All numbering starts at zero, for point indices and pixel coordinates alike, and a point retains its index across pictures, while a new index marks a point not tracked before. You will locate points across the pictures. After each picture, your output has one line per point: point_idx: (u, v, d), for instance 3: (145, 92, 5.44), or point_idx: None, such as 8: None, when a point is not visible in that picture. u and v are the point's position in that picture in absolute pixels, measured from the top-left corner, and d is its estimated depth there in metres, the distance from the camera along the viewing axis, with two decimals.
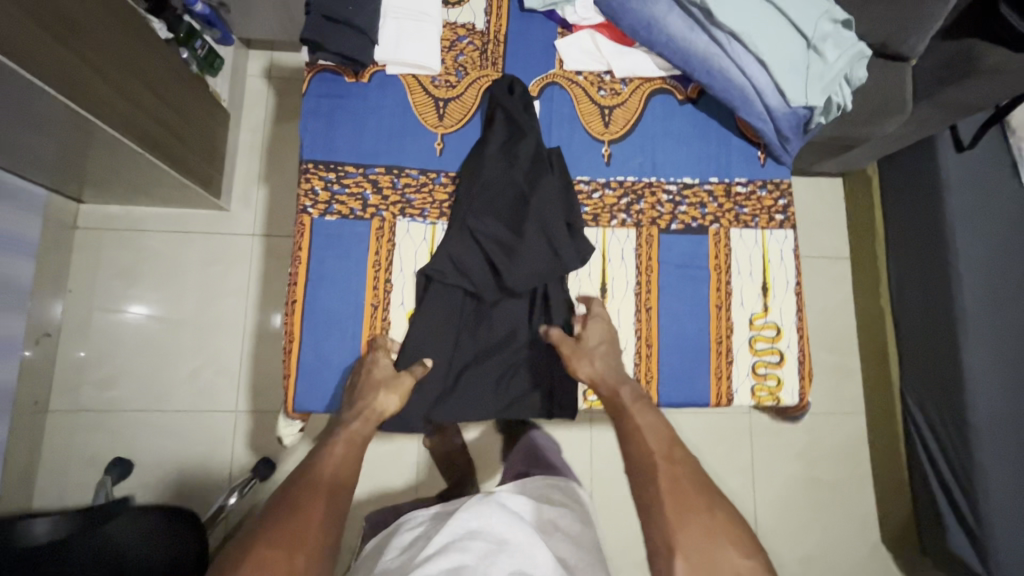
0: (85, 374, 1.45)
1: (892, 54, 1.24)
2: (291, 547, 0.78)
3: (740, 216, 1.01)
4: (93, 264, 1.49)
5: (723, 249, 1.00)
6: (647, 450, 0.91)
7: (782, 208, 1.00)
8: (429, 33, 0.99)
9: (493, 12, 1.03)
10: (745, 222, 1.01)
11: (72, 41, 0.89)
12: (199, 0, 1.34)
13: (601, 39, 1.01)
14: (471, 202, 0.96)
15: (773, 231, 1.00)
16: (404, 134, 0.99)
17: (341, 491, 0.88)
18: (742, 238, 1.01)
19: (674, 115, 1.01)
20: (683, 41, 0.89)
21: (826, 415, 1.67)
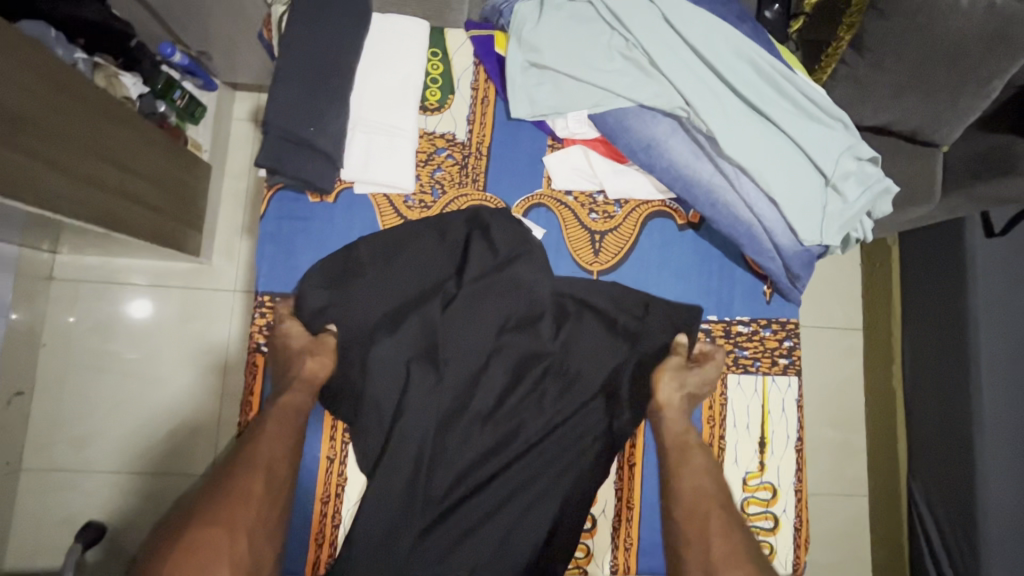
0: (59, 431, 1.41)
1: (921, 141, 1.13)
2: (231, 529, 0.82)
3: (740, 358, 1.04)
4: (69, 315, 1.43)
5: (719, 397, 1.03)
6: (705, 493, 0.92)
7: (786, 351, 1.03)
8: (402, 149, 1.02)
9: (476, 119, 1.05)
10: (745, 366, 1.04)
11: (18, 138, 0.82)
12: (177, 50, 1.25)
13: (595, 155, 1.04)
14: (453, 334, 1.01)
15: (776, 378, 1.03)
16: (384, 253, 1.01)
17: (278, 466, 0.90)
18: (740, 386, 1.03)
19: (675, 244, 1.06)
20: (691, 173, 0.98)
21: (826, 496, 1.58)
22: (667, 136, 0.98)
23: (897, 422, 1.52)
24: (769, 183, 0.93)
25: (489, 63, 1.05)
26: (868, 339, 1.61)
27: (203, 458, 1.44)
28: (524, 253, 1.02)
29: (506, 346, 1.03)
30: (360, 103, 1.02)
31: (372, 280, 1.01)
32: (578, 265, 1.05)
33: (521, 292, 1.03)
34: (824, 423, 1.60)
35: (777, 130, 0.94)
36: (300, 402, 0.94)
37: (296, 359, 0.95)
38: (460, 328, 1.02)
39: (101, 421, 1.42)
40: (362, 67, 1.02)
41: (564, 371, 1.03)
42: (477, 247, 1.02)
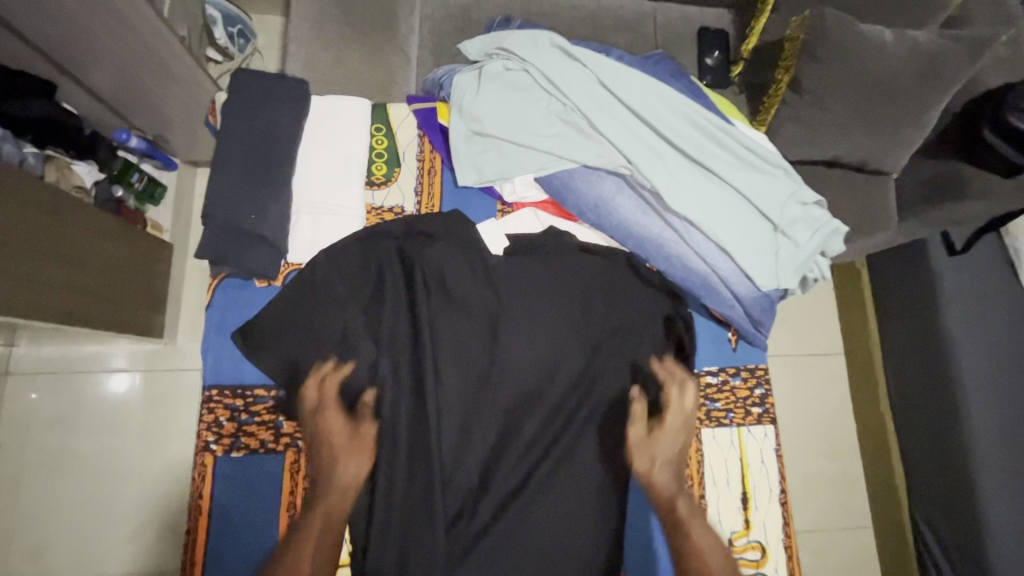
0: (11, 542, 1.29)
1: (872, 170, 1.14)
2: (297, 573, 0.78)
3: (712, 411, 0.98)
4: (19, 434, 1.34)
5: (696, 460, 0.96)
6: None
7: (759, 400, 0.97)
8: (349, 226, 0.99)
9: (424, 190, 1.03)
10: (719, 418, 0.97)
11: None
12: (132, 135, 1.25)
13: (546, 216, 1.02)
14: (391, 425, 0.88)
15: (751, 427, 0.97)
16: (315, 340, 0.91)
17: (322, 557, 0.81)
18: (716, 440, 0.97)
19: (650, 310, 0.97)
20: (639, 229, 0.99)
21: (831, 531, 1.52)
22: (613, 194, 0.99)
23: (891, 450, 1.47)
24: (716, 233, 0.94)
25: (433, 134, 1.05)
26: (851, 367, 1.60)
27: (169, 555, 1.34)
28: (481, 329, 0.95)
29: (463, 430, 0.91)
30: (304, 183, 1.00)
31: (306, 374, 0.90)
32: (540, 339, 0.95)
33: (471, 370, 0.93)
34: (820, 455, 1.55)
35: (720, 181, 0.96)
36: (349, 458, 0.84)
37: (336, 461, 0.84)
38: (406, 412, 0.89)
39: (56, 525, 1.32)
40: (306, 150, 1.01)
41: (536, 451, 0.91)
42: (418, 327, 0.93)
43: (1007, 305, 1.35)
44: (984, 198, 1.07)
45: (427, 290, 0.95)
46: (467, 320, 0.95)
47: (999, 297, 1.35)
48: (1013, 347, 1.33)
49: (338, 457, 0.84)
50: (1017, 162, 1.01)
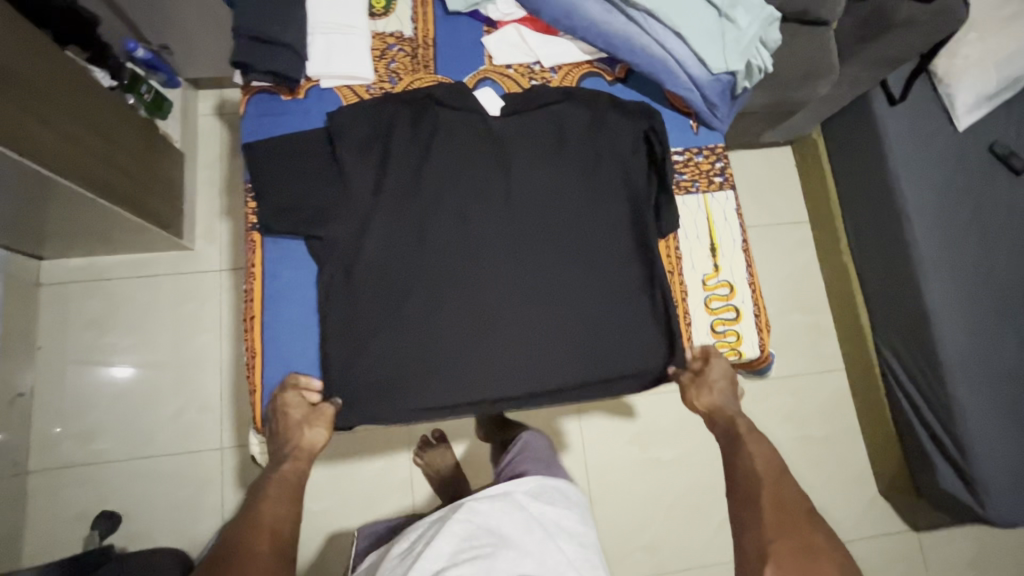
0: (65, 431, 1.41)
1: (813, 20, 1.29)
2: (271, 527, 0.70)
3: (680, 183, 0.93)
4: (58, 342, 1.45)
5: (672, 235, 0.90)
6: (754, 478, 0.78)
7: (720, 170, 0.93)
8: (357, 43, 0.88)
9: (419, 18, 0.92)
10: (685, 189, 0.93)
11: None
12: (140, 45, 1.35)
13: (526, 31, 0.92)
14: (377, 263, 0.82)
15: (715, 194, 0.93)
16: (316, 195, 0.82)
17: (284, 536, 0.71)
18: (684, 206, 0.92)
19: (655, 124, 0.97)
20: (600, 22, 0.88)
21: (807, 376, 1.67)
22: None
23: (854, 293, 1.63)
24: (671, 16, 0.85)
25: None
26: (818, 235, 1.75)
27: (208, 437, 1.45)
28: (497, 194, 0.86)
29: (462, 276, 0.83)
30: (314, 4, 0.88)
31: (303, 231, 0.81)
32: (561, 189, 0.87)
33: (489, 230, 0.85)
34: (793, 310, 1.71)
35: None
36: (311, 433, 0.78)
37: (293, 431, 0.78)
38: (400, 265, 0.82)
39: (103, 414, 1.43)
40: None
41: (556, 307, 0.84)
42: (424, 195, 0.84)
43: (943, 143, 1.49)
44: (906, 25, 1.21)
45: (431, 144, 0.86)
46: (479, 175, 0.86)
47: (937, 137, 1.49)
48: (955, 180, 1.47)
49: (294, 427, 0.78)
50: None
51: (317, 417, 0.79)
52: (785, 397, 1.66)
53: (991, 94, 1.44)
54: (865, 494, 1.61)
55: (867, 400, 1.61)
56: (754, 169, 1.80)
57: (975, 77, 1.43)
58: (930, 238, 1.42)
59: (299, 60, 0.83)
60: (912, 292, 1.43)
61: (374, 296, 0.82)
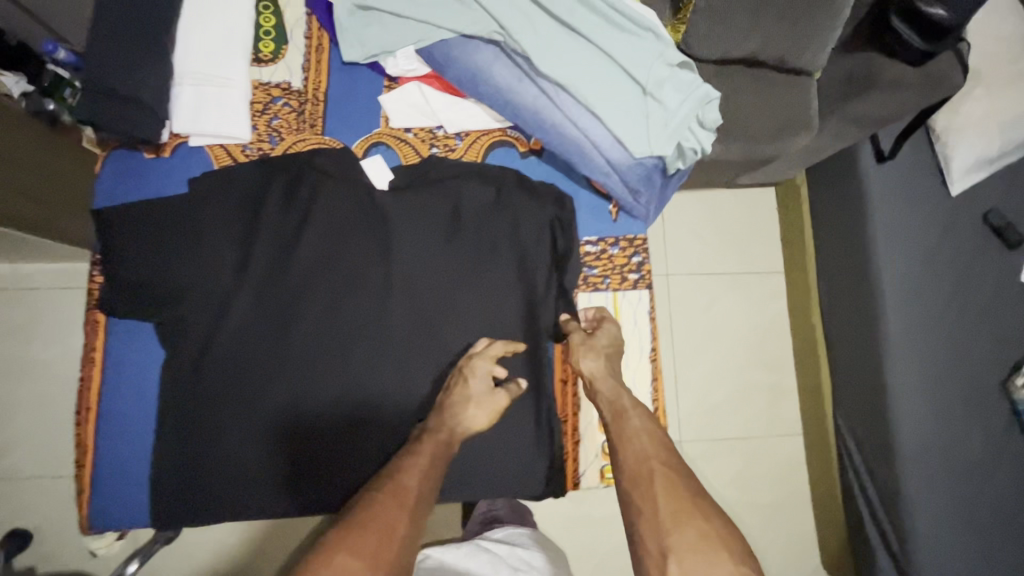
0: None
1: (791, 70, 1.12)
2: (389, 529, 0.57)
3: (590, 278, 0.82)
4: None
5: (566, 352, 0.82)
6: (643, 455, 0.67)
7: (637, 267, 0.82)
8: (233, 100, 0.78)
9: (311, 68, 0.82)
10: (593, 285, 0.82)
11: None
12: None
13: (430, 91, 0.81)
14: (236, 360, 0.74)
15: (627, 292, 0.81)
16: (183, 266, 0.74)
17: (426, 502, 0.63)
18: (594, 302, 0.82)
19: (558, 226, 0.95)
20: (508, 91, 0.77)
21: (761, 440, 1.58)
22: (478, 51, 0.77)
23: (819, 360, 1.52)
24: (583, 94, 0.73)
25: (320, 10, 0.82)
26: (791, 289, 1.63)
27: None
28: (369, 285, 0.78)
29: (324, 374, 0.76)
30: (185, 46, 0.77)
31: (152, 313, 0.73)
32: (427, 312, 0.78)
33: (357, 318, 0.77)
34: (755, 368, 1.61)
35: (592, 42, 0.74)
36: (478, 414, 0.71)
37: (465, 404, 0.71)
38: (249, 355, 0.75)
39: (18, 428, 1.39)
40: (185, 20, 0.77)
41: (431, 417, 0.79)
42: (269, 296, 0.76)
43: (932, 207, 1.33)
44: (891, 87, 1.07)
45: (299, 228, 0.77)
46: (353, 253, 0.78)
47: (926, 202, 1.33)
48: (941, 252, 1.32)
49: (466, 401, 0.71)
50: (915, 46, 1.01)
51: (491, 401, 0.72)
52: (734, 459, 1.57)
53: (992, 159, 1.28)
54: (808, 568, 1.52)
55: (820, 473, 1.52)
56: (731, 210, 1.66)
57: (976, 139, 1.26)
58: (902, 319, 1.29)
59: (153, 119, 0.73)
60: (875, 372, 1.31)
61: (230, 399, 0.74)
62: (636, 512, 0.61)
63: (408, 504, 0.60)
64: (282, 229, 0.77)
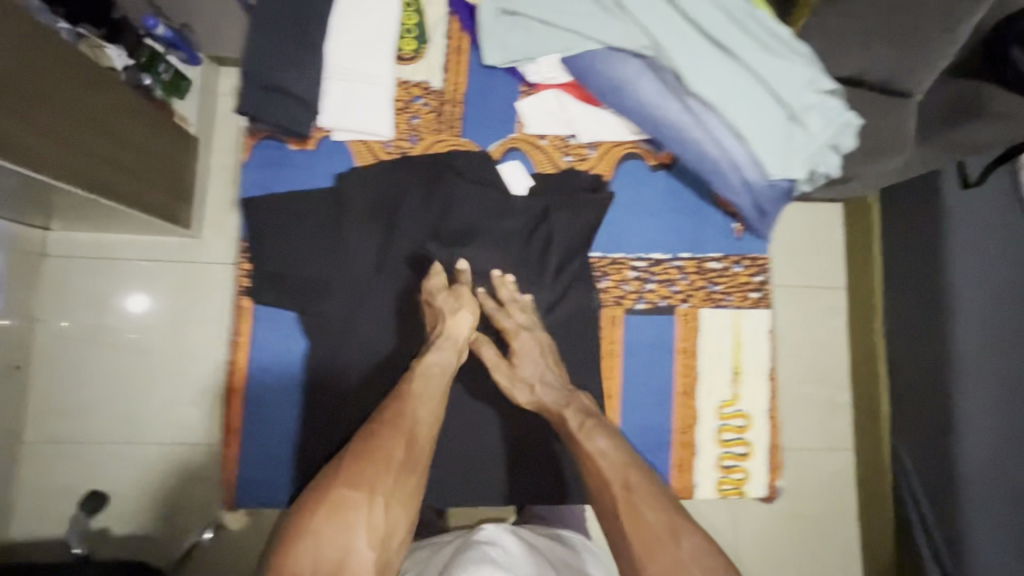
0: None
1: None
2: (377, 480, 0.59)
3: (712, 294, 0.82)
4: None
5: (692, 331, 0.81)
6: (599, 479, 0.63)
7: (758, 285, 0.82)
8: (378, 97, 0.79)
9: (452, 68, 0.82)
10: (716, 301, 0.82)
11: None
12: None
13: (568, 101, 0.82)
14: (365, 353, 0.76)
15: (749, 311, 0.82)
16: (329, 261, 0.77)
17: (427, 436, 0.65)
18: (714, 319, 0.82)
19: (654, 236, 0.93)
20: (652, 106, 0.78)
21: None
22: (627, 63, 0.78)
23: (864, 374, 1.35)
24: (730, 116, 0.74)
25: (464, 13, 0.82)
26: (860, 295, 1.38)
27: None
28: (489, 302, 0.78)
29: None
30: (335, 43, 0.78)
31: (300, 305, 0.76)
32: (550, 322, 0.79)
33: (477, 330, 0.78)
34: None
35: (747, 64, 0.74)
36: (461, 322, 0.71)
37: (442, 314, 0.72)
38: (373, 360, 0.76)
39: None
40: (337, 15, 0.78)
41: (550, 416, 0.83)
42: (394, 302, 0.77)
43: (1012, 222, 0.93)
44: None
45: (432, 235, 0.78)
46: (484, 256, 0.79)
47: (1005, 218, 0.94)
48: None
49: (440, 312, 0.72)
50: None
51: (461, 298, 0.73)
52: None
53: None
54: None
55: None
56: None
57: None
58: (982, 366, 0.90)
59: (305, 114, 0.74)
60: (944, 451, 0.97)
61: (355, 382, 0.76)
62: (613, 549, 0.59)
63: (404, 432, 0.63)
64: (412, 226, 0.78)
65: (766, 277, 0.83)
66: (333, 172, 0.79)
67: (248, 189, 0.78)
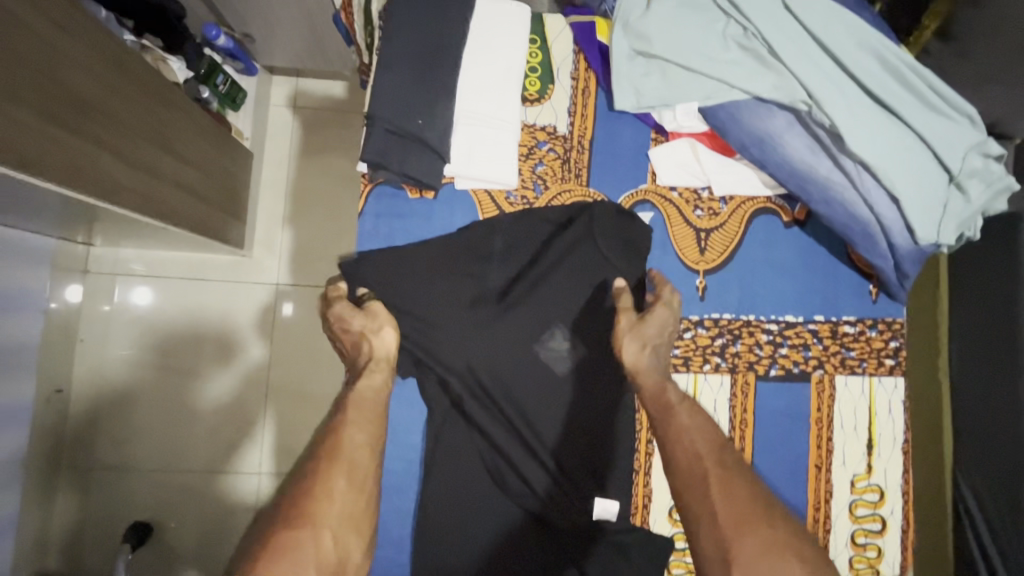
0: (100, 432, 1.30)
1: None
2: (321, 512, 0.58)
3: (846, 360, 0.78)
4: (103, 305, 1.31)
5: (827, 400, 0.77)
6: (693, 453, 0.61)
7: (895, 351, 0.78)
8: (505, 144, 0.73)
9: (578, 111, 0.77)
10: (851, 368, 0.78)
11: (65, 115, 0.70)
12: (222, 32, 1.15)
13: (703, 151, 0.76)
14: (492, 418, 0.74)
15: (883, 378, 0.78)
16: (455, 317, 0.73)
17: (363, 457, 0.65)
18: (848, 387, 0.78)
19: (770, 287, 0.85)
20: (799, 164, 0.73)
21: None
22: (773, 117, 0.73)
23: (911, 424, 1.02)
24: (892, 178, 0.69)
25: (593, 52, 0.76)
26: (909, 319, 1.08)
27: (251, 441, 1.31)
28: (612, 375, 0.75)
29: (561, 470, 0.73)
30: (462, 85, 0.72)
31: (429, 367, 0.74)
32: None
33: (599, 407, 0.75)
34: None
35: (906, 125, 0.70)
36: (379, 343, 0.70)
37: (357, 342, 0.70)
38: (498, 434, 0.74)
39: (141, 422, 1.31)
40: (465, 54, 0.72)
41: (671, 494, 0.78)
42: (520, 369, 0.75)
43: None
44: None
45: (560, 297, 0.75)
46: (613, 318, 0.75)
47: None
48: None
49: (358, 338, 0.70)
50: None
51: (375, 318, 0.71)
52: None
53: None
54: None
55: None
56: None
57: None
58: None
59: (436, 163, 0.69)
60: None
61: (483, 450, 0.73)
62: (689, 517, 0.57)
63: (343, 459, 0.63)
64: (539, 282, 0.75)
65: (902, 342, 0.79)
66: (454, 223, 0.75)
67: (364, 239, 0.74)
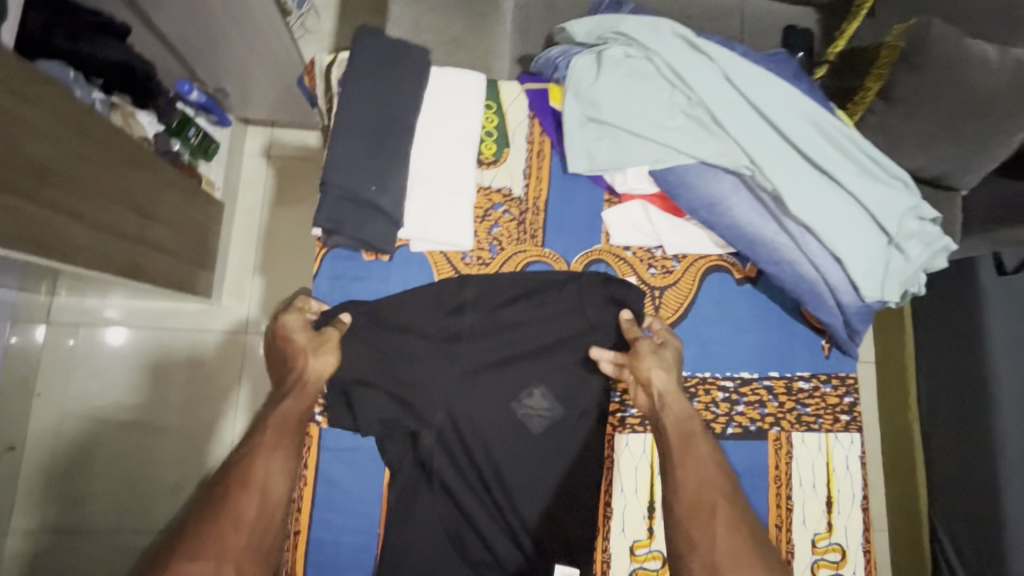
0: (55, 487, 1.24)
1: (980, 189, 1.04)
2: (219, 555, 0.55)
3: (802, 417, 0.78)
4: (68, 339, 1.27)
5: (783, 458, 0.77)
6: (706, 483, 0.64)
7: (849, 407, 0.79)
8: (460, 208, 0.75)
9: (533, 174, 0.79)
10: (806, 424, 0.78)
11: (20, 180, 0.70)
12: (194, 88, 1.17)
13: (654, 212, 0.79)
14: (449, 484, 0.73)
15: (839, 434, 0.78)
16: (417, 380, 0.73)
17: (277, 486, 0.62)
18: (805, 444, 0.78)
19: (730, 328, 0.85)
20: (746, 225, 0.75)
21: None
22: (720, 179, 0.76)
23: (873, 441, 1.18)
24: (833, 239, 0.72)
25: (547, 118, 0.79)
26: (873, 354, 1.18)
27: None
28: (573, 441, 0.75)
29: (527, 530, 0.73)
30: (419, 151, 0.74)
31: (386, 430, 0.73)
32: (637, 454, 0.76)
33: (566, 463, 0.74)
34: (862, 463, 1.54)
35: (846, 189, 0.73)
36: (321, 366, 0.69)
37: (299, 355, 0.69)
38: (457, 496, 0.72)
39: (101, 475, 1.25)
40: (422, 122, 0.74)
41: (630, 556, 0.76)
42: (478, 429, 0.74)
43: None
44: None
45: (515, 354, 0.76)
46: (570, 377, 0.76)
47: None
48: None
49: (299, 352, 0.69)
50: None
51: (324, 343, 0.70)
52: None
53: None
54: None
55: None
56: None
57: None
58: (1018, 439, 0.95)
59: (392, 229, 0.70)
60: (979, 509, 0.96)
61: (436, 515, 0.72)
62: (687, 545, 0.61)
63: (253, 491, 0.60)
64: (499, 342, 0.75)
65: (856, 397, 0.79)
66: (410, 284, 0.76)
67: (319, 301, 0.74)
